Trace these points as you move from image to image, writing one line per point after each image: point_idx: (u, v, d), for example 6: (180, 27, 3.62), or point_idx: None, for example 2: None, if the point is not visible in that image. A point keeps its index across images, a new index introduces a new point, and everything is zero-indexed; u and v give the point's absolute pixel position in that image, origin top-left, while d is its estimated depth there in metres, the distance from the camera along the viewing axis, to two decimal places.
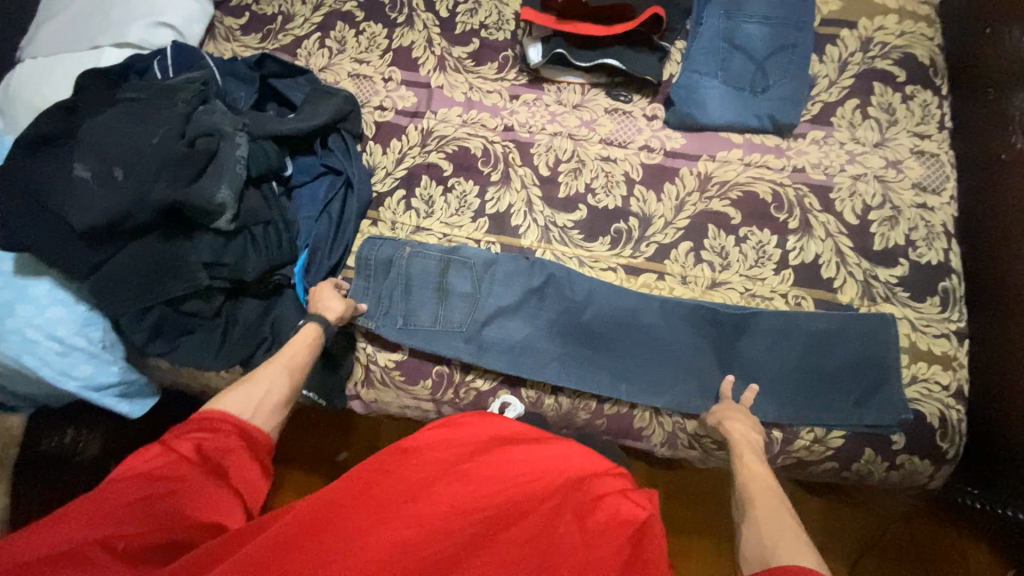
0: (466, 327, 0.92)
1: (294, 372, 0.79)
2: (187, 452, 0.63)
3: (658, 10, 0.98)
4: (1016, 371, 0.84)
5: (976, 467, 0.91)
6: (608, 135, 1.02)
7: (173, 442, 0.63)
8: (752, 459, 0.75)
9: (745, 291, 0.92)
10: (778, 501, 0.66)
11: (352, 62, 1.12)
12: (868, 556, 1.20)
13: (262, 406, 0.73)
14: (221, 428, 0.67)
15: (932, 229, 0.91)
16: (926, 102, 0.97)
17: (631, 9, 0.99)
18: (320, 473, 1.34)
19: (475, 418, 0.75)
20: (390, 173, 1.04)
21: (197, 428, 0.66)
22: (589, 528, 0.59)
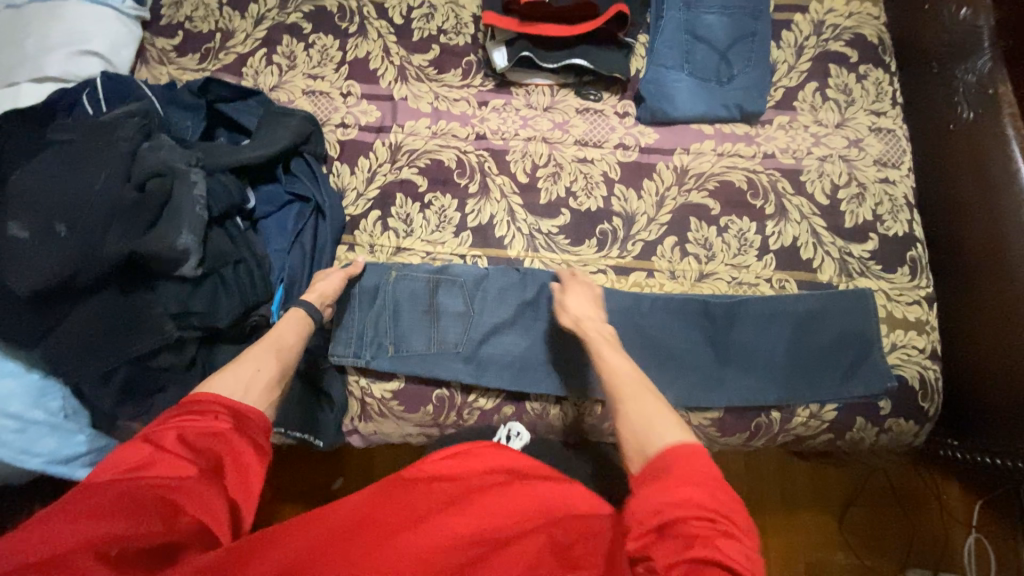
0: (463, 347, 0.90)
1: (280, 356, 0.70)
2: (173, 439, 0.53)
3: (622, 7, 0.97)
4: (980, 328, 0.91)
5: (950, 420, 0.97)
6: (582, 136, 1.01)
7: (155, 429, 0.54)
8: (605, 348, 0.75)
9: (732, 280, 0.94)
10: (645, 388, 0.67)
11: (306, 78, 1.05)
12: (855, 506, 1.27)
13: (254, 395, 0.63)
14: (211, 410, 0.57)
15: (896, 202, 0.96)
16: (878, 80, 1.01)
17: (594, 6, 0.97)
18: (317, 505, 1.28)
19: (484, 448, 0.65)
20: (362, 194, 0.99)
21: (182, 412, 0.56)
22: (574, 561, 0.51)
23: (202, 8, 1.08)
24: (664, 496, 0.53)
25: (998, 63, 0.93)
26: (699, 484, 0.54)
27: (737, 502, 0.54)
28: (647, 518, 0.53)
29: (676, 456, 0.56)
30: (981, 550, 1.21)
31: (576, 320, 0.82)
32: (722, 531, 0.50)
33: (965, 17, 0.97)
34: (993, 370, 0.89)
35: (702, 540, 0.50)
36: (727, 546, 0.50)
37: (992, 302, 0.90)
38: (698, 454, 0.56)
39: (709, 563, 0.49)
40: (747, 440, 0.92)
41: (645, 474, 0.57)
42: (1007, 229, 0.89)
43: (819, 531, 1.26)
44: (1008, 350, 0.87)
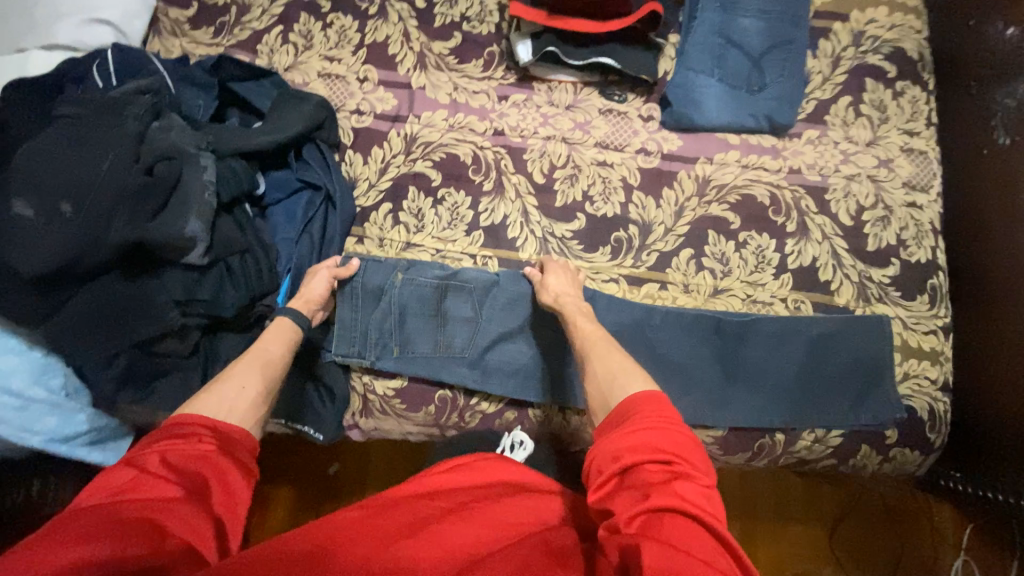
0: (468, 351, 0.90)
1: (268, 368, 0.71)
2: (158, 461, 0.52)
3: (656, 6, 0.92)
4: (992, 364, 0.90)
5: (954, 453, 0.97)
6: (603, 138, 0.98)
7: (136, 455, 0.52)
8: (580, 318, 0.80)
9: (746, 297, 0.92)
10: (613, 349, 0.72)
11: (322, 60, 1.02)
12: (846, 519, 1.28)
13: (241, 404, 0.63)
14: (195, 431, 0.56)
15: (921, 227, 0.93)
16: (915, 99, 0.98)
17: (626, 4, 0.93)
18: (312, 487, 1.29)
19: (488, 460, 0.69)
20: (374, 185, 0.97)
21: (164, 435, 0.55)
22: (567, 563, 0.53)
23: None
24: (620, 440, 0.55)
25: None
26: (655, 427, 0.55)
27: (699, 447, 0.54)
28: (607, 464, 0.54)
29: (635, 404, 0.58)
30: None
31: (555, 296, 0.85)
32: (676, 471, 0.51)
33: (1012, 36, 0.91)
34: (998, 408, 0.88)
35: (660, 485, 0.50)
36: (682, 486, 0.50)
37: (1004, 338, 0.89)
38: (657, 398, 0.58)
39: (662, 508, 0.48)
40: (749, 459, 0.92)
41: (608, 424, 0.59)
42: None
43: (810, 543, 1.26)
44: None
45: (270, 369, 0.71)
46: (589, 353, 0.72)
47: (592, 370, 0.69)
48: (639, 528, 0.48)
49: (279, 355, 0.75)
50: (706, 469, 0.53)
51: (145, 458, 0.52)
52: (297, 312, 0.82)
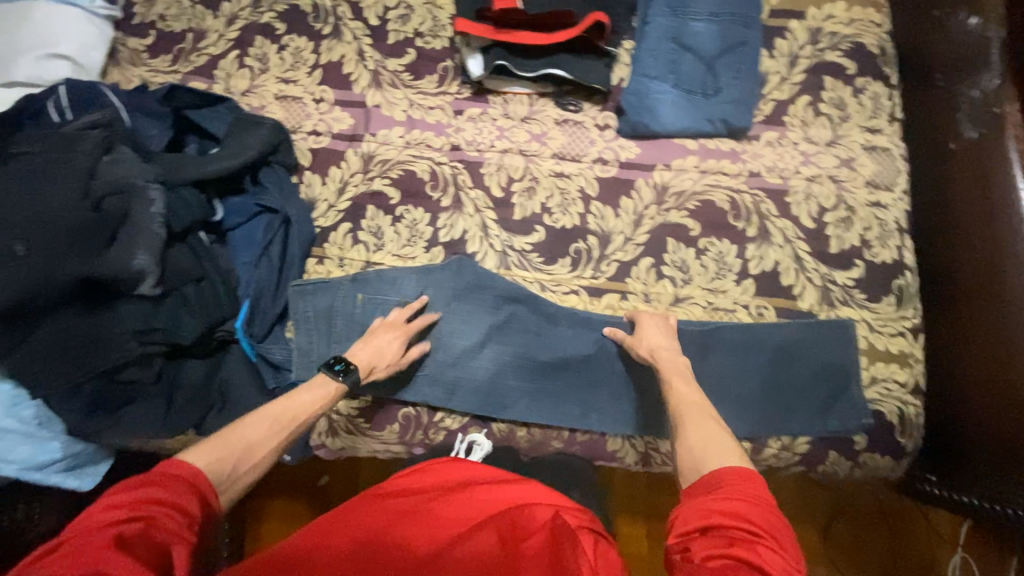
0: (427, 368, 0.90)
1: (281, 426, 0.70)
2: (147, 540, 0.49)
3: (600, 16, 0.92)
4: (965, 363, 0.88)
5: (932, 454, 0.94)
6: (560, 149, 0.98)
7: (126, 524, 0.50)
8: (679, 381, 0.77)
9: (708, 305, 0.90)
10: (709, 419, 0.70)
11: (278, 83, 1.03)
12: (839, 520, 1.25)
13: (243, 469, 0.63)
14: (189, 506, 0.54)
15: (886, 227, 0.91)
16: (875, 95, 0.96)
17: (571, 14, 0.91)
18: (302, 499, 1.29)
19: (466, 464, 0.71)
20: (333, 206, 0.97)
21: (162, 501, 0.53)
22: (523, 551, 0.54)
23: (176, 8, 1.08)
24: (711, 502, 0.55)
25: (1006, 78, 0.86)
26: (749, 499, 0.54)
27: (787, 532, 0.53)
28: (693, 519, 0.54)
29: (723, 476, 0.58)
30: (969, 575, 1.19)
31: (651, 350, 0.83)
32: (765, 542, 0.51)
33: (974, 26, 0.89)
34: (978, 411, 0.86)
35: (744, 543, 0.50)
36: (769, 556, 0.50)
37: (978, 337, 0.86)
38: (746, 477, 0.58)
39: (747, 563, 0.49)
40: None
41: (693, 488, 0.59)
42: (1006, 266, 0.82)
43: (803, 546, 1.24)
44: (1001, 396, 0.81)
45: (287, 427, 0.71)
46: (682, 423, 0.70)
47: (686, 439, 0.67)
48: (718, 571, 0.48)
49: (297, 416, 0.73)
50: (793, 553, 0.52)
51: (137, 533, 0.49)
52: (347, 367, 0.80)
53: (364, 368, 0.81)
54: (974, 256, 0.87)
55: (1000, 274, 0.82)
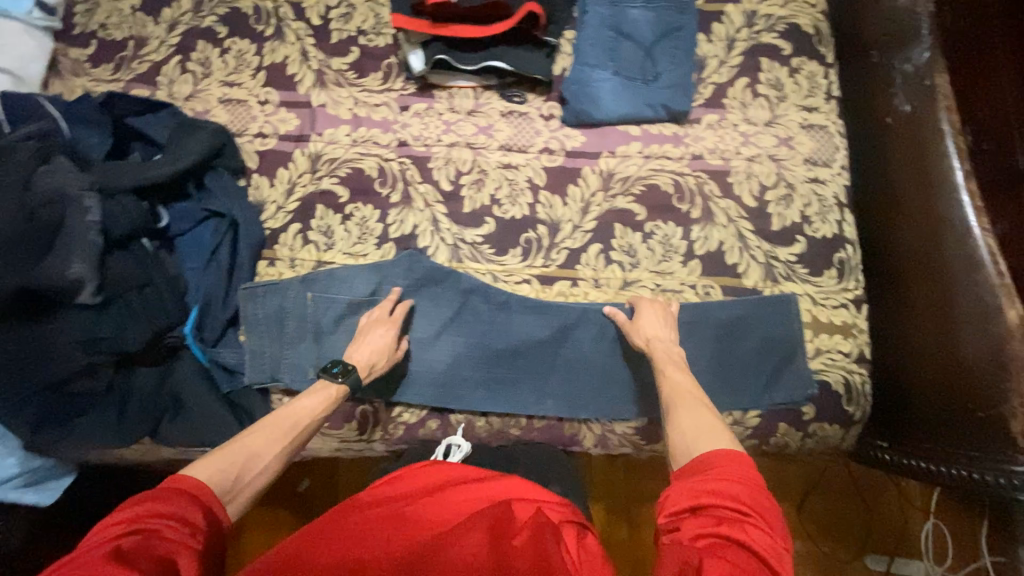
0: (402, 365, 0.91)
1: (284, 433, 0.71)
2: (148, 551, 0.51)
3: (534, 7, 0.92)
4: (910, 329, 0.91)
5: (884, 420, 0.97)
6: (507, 140, 0.99)
7: (126, 537, 0.51)
8: (674, 369, 0.77)
9: (656, 287, 0.92)
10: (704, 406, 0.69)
11: (222, 86, 1.03)
12: (814, 493, 1.27)
13: (247, 478, 0.64)
14: (194, 517, 0.55)
15: (825, 202, 0.94)
16: (811, 74, 0.98)
17: (506, 6, 0.93)
18: (281, 504, 1.29)
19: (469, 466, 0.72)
20: (281, 207, 0.97)
21: (161, 514, 0.54)
22: (508, 546, 0.55)
23: (117, 16, 1.07)
24: (701, 482, 0.56)
25: (935, 52, 0.89)
26: (738, 480, 0.55)
27: (775, 511, 0.55)
28: (682, 498, 0.56)
29: (715, 457, 0.59)
30: (941, 538, 1.23)
31: (647, 339, 0.83)
32: (753, 522, 0.52)
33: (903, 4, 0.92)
34: (925, 375, 0.88)
35: (732, 522, 0.52)
36: (755, 535, 0.51)
37: (921, 303, 0.88)
38: (737, 458, 0.58)
39: (733, 542, 0.51)
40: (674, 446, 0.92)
41: (685, 468, 0.60)
42: (942, 234, 0.85)
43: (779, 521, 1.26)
44: (945, 362, 0.84)
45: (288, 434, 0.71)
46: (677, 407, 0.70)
47: (679, 422, 0.67)
48: (705, 549, 0.50)
49: (296, 423, 0.73)
50: (780, 530, 0.54)
51: (137, 546, 0.51)
52: (352, 371, 0.81)
53: (363, 370, 0.82)
54: (914, 224, 0.89)
55: (938, 242, 0.85)
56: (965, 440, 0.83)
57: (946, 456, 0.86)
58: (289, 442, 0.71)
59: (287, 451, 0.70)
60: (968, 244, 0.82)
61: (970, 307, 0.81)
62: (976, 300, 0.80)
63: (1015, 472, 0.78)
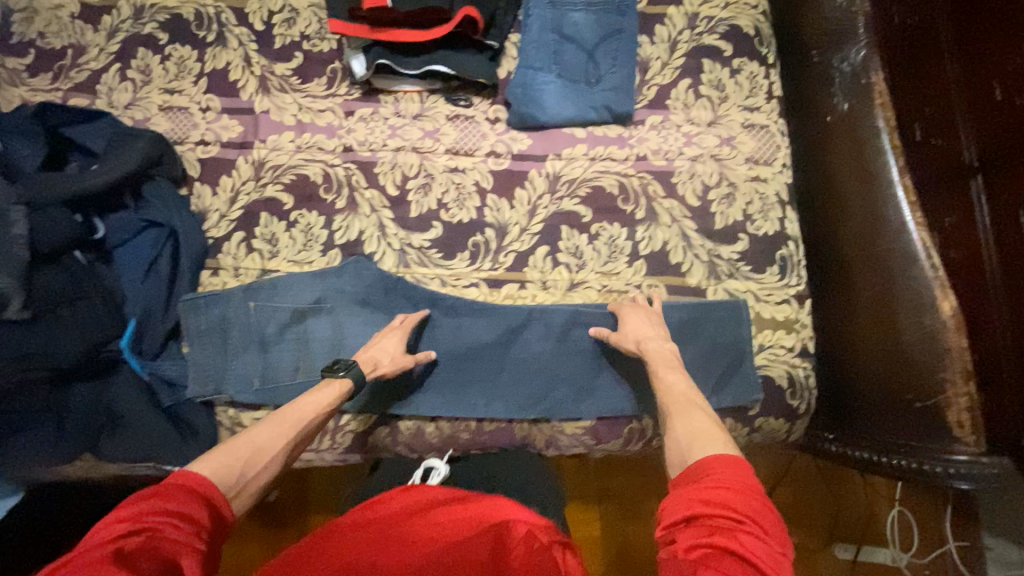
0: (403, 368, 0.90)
1: (291, 428, 0.71)
2: (149, 552, 0.49)
3: (471, 10, 0.91)
4: (857, 321, 0.91)
5: (833, 413, 0.97)
6: (453, 144, 0.98)
7: (126, 537, 0.50)
8: (668, 371, 0.77)
9: (602, 288, 0.93)
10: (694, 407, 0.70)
11: (163, 94, 1.01)
12: (782, 487, 1.28)
13: (247, 478, 0.63)
14: (196, 516, 0.54)
15: (767, 200, 0.95)
16: (752, 74, 1.00)
17: (444, 11, 0.92)
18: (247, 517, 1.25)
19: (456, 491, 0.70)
20: (225, 215, 0.95)
21: (162, 514, 0.52)
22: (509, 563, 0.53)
23: (55, 24, 1.04)
24: (695, 491, 0.55)
25: (870, 51, 0.89)
26: (733, 486, 0.54)
27: (773, 518, 0.53)
28: (678, 509, 0.54)
29: (710, 463, 0.58)
30: (906, 528, 1.24)
31: (638, 341, 0.82)
32: (748, 529, 0.50)
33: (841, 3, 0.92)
34: (869, 367, 0.89)
35: (726, 530, 0.50)
36: (752, 543, 0.50)
37: (864, 296, 0.89)
38: (738, 464, 0.57)
39: (728, 551, 0.49)
40: (624, 446, 0.93)
41: (683, 476, 0.59)
42: (880, 229, 0.86)
43: None
44: (888, 355, 0.86)
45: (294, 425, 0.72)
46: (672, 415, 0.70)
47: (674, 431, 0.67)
48: (699, 560, 0.48)
49: (301, 418, 0.73)
50: (780, 538, 0.52)
51: (140, 546, 0.49)
52: (356, 365, 0.80)
53: (366, 366, 0.82)
54: (855, 218, 0.90)
55: (879, 235, 0.86)
56: (906, 431, 0.84)
57: (887, 447, 0.86)
58: (294, 436, 0.71)
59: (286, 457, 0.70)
60: (903, 239, 0.83)
61: (908, 300, 0.82)
62: (913, 293, 0.82)
63: (955, 461, 0.78)
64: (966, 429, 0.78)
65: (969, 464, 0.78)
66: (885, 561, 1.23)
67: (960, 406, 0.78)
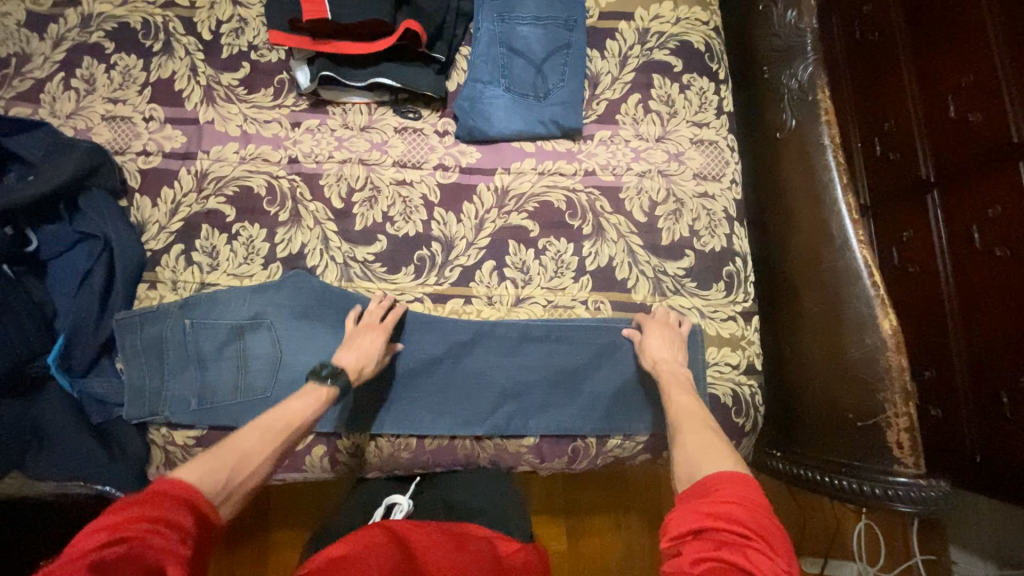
0: (384, 394, 0.89)
1: (277, 434, 0.67)
2: (134, 562, 0.44)
3: (411, 24, 0.90)
4: (803, 338, 0.86)
5: (779, 429, 0.91)
6: (400, 157, 0.97)
7: (106, 547, 0.45)
8: (679, 391, 0.78)
9: (548, 303, 0.93)
10: (701, 422, 0.70)
11: (106, 103, 0.99)
12: None
13: (240, 477, 0.60)
14: (184, 523, 0.50)
15: (714, 216, 0.97)
16: (701, 90, 1.01)
17: (385, 23, 0.91)
18: None
19: (427, 527, 0.62)
20: (164, 227, 0.94)
21: (150, 518, 0.48)
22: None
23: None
24: (704, 503, 0.51)
25: (817, 67, 0.86)
26: (743, 502, 0.50)
27: (784, 537, 0.49)
28: (686, 520, 0.50)
29: (719, 479, 0.54)
30: (874, 536, 1.21)
31: (654, 361, 0.85)
32: (756, 546, 0.47)
33: (789, 19, 0.89)
34: (815, 387, 0.84)
35: (734, 545, 0.47)
36: (761, 562, 0.46)
37: (812, 312, 0.85)
38: (745, 480, 0.54)
39: (734, 567, 0.45)
40: (569, 464, 0.92)
41: (690, 491, 0.55)
42: (826, 243, 0.82)
43: None
44: (832, 375, 0.81)
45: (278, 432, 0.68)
46: (677, 430, 0.69)
47: (681, 445, 0.65)
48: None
49: (289, 424, 0.69)
50: (789, 557, 0.48)
51: (123, 556, 0.45)
52: (342, 373, 0.77)
53: (351, 373, 0.79)
54: (803, 231, 0.86)
55: (826, 251, 0.82)
56: (848, 450, 0.80)
57: (833, 467, 0.82)
58: (284, 441, 0.67)
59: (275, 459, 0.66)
60: (847, 254, 0.80)
61: (851, 318, 0.79)
62: (855, 310, 0.79)
63: (894, 483, 0.76)
64: (906, 450, 0.75)
65: (909, 486, 0.75)
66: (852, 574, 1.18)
67: (900, 426, 0.75)
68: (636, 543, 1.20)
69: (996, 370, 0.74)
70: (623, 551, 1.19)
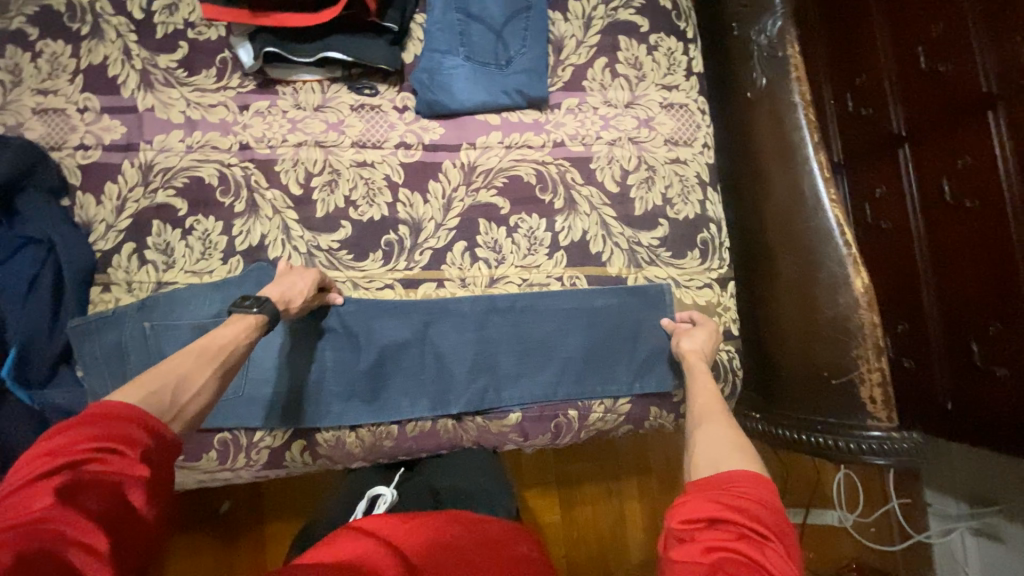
0: (361, 385, 0.87)
1: (213, 357, 0.63)
2: (90, 486, 0.44)
3: None
4: (779, 301, 0.85)
5: (759, 393, 0.91)
6: (359, 137, 0.92)
7: (56, 476, 0.44)
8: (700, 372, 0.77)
9: (522, 282, 0.91)
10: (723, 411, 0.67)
11: (35, 95, 0.90)
12: None
13: (184, 400, 0.57)
14: (134, 437, 0.48)
15: (687, 182, 0.96)
16: (670, 51, 0.98)
17: None
18: (196, 528, 1.11)
19: (414, 521, 0.59)
20: (112, 226, 0.88)
21: (90, 438, 0.46)
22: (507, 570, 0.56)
23: None
24: (720, 494, 0.51)
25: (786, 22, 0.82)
26: (763, 501, 0.50)
27: (796, 539, 0.49)
28: (701, 508, 0.50)
29: (739, 476, 0.53)
30: (850, 486, 1.25)
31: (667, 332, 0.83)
32: (773, 545, 0.46)
33: None
34: (791, 349, 0.84)
35: (751, 541, 0.46)
36: (777, 562, 0.45)
37: (788, 275, 0.83)
38: (764, 479, 0.52)
39: (749, 561, 0.45)
40: (553, 440, 0.92)
41: (701, 481, 0.54)
42: (799, 204, 0.81)
43: None
44: (807, 337, 0.82)
45: (218, 359, 0.64)
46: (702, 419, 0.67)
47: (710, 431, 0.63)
48: (713, 566, 0.45)
49: (223, 347, 0.65)
50: (797, 558, 0.48)
51: (69, 482, 0.44)
52: (265, 300, 0.73)
53: (279, 303, 0.75)
54: (777, 192, 0.84)
55: (800, 211, 0.81)
56: (825, 408, 0.81)
57: (810, 426, 0.82)
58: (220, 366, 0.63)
59: (219, 375, 0.62)
60: (820, 215, 0.79)
61: (824, 278, 0.79)
62: (828, 270, 0.78)
63: (867, 436, 0.77)
64: (879, 405, 0.77)
65: (882, 439, 0.76)
66: (831, 522, 1.24)
67: (873, 381, 0.76)
68: (630, 507, 1.22)
69: (969, 319, 0.75)
70: (615, 516, 1.22)
